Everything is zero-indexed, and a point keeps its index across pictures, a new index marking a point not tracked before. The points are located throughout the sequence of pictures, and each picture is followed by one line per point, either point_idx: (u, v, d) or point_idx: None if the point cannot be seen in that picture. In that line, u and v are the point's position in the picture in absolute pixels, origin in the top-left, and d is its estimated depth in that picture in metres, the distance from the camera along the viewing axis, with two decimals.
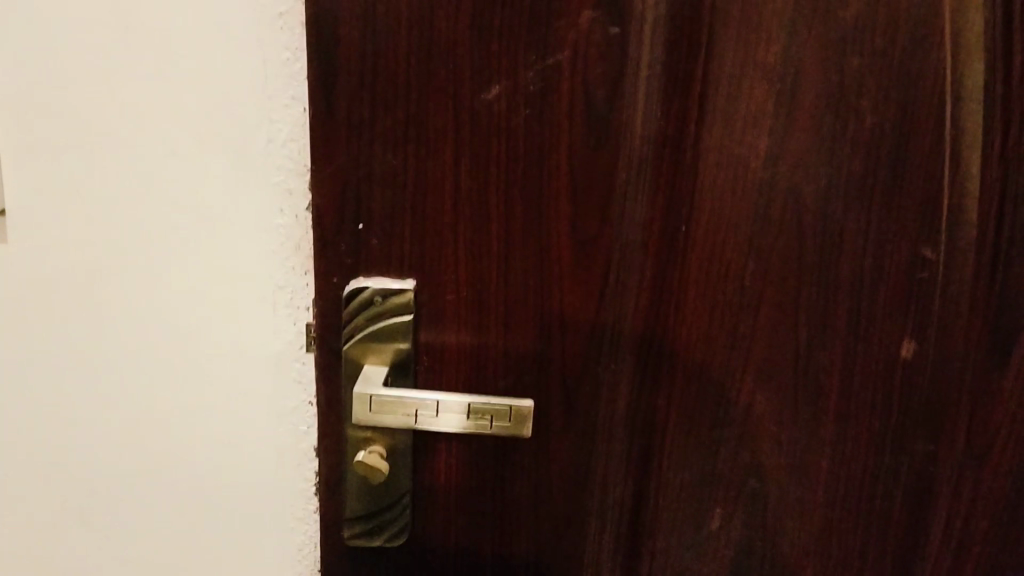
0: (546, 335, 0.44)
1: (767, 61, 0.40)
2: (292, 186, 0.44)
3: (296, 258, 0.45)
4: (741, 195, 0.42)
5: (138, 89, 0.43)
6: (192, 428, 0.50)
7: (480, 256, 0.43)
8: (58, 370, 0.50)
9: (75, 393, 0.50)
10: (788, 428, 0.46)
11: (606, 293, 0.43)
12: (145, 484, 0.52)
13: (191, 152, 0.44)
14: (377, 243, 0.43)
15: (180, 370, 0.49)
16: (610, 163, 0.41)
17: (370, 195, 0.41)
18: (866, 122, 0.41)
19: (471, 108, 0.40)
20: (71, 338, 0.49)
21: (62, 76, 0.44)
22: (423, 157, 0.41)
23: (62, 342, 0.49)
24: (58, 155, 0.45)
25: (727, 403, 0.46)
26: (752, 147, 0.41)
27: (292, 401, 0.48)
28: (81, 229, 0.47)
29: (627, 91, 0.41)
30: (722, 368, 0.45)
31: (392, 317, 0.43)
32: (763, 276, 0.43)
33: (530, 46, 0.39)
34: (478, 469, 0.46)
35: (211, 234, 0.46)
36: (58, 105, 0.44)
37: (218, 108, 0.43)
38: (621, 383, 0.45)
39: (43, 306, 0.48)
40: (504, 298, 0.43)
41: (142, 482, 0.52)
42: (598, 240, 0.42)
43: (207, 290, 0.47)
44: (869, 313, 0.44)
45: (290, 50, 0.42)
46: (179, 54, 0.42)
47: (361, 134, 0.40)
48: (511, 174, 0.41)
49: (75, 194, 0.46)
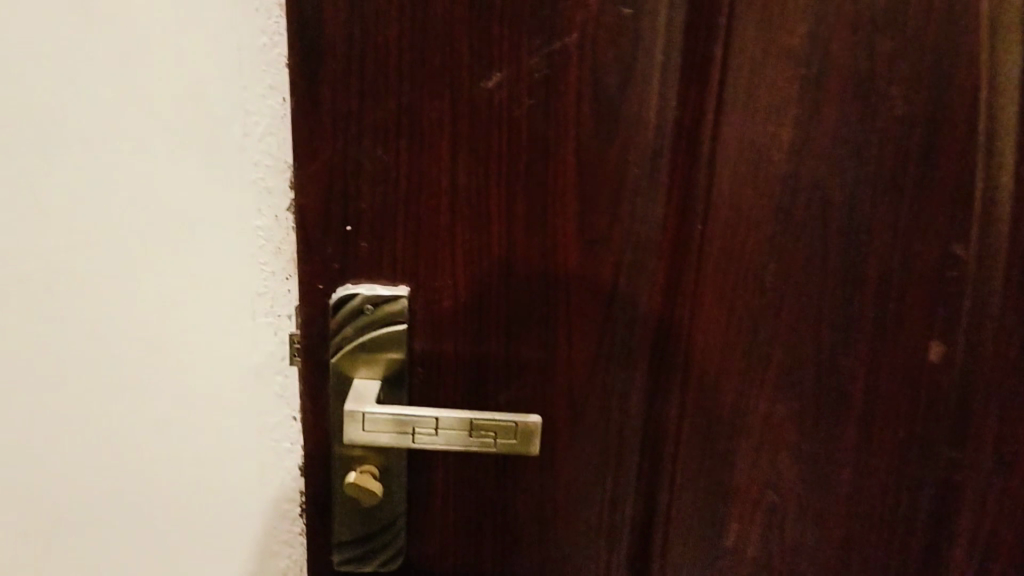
0: (550, 343, 0.41)
1: (791, 45, 0.37)
2: (270, 185, 0.40)
3: (277, 262, 0.42)
4: (762, 190, 0.39)
5: (95, 82, 0.39)
6: (166, 449, 0.46)
7: (479, 260, 0.39)
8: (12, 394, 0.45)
9: (33, 417, 0.46)
10: (809, 439, 0.43)
11: (615, 297, 0.40)
12: (114, 507, 0.47)
13: (158, 148, 0.40)
14: (368, 246, 0.39)
15: (151, 388, 0.45)
16: (620, 158, 0.38)
17: (358, 194, 0.38)
18: (896, 110, 0.38)
19: (469, 99, 0.36)
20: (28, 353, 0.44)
21: (13, 66, 0.39)
22: (416, 151, 0.37)
23: (17, 363, 0.45)
24: (11, 153, 0.41)
25: (746, 412, 0.43)
26: (774, 138, 0.38)
27: (275, 416, 0.45)
28: (37, 238, 0.42)
29: (640, 78, 0.37)
30: (741, 375, 0.42)
31: (385, 327, 0.40)
32: (786, 277, 0.40)
33: (534, 28, 0.36)
34: (477, 488, 0.43)
35: (183, 237, 0.42)
36: (10, 97, 0.40)
37: (188, 98, 0.39)
38: (632, 394, 0.42)
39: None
40: (504, 304, 0.40)
41: (111, 506, 0.47)
42: (607, 241, 0.39)
43: (179, 300, 0.43)
44: (896, 315, 0.41)
45: (267, 35, 0.38)
46: (141, 42, 0.38)
47: (348, 127, 0.37)
48: (513, 170, 0.38)
49: (29, 200, 0.42)
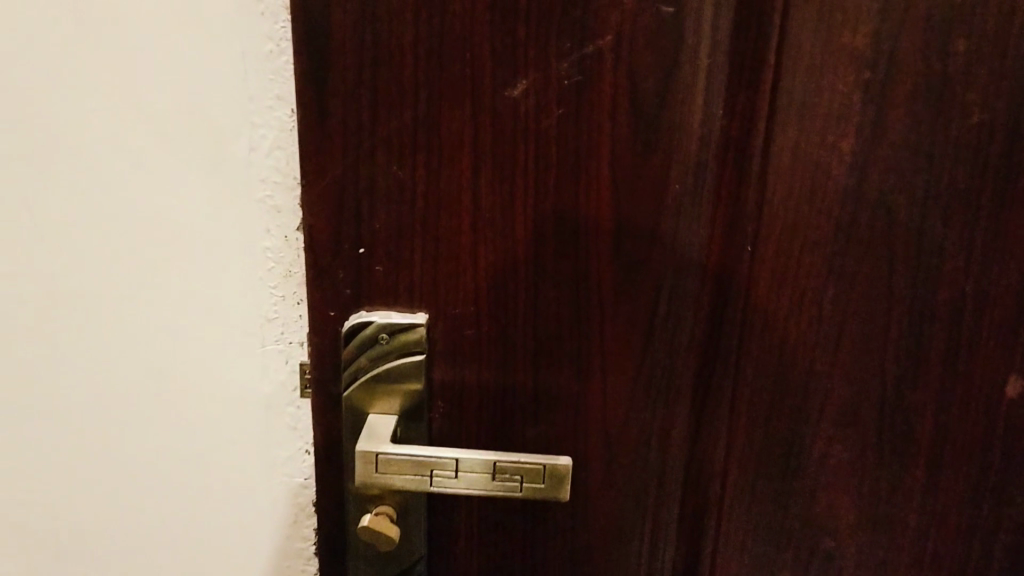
0: (583, 376, 0.37)
1: (854, 46, 0.33)
2: (278, 204, 0.37)
3: (286, 286, 0.39)
4: (820, 208, 0.35)
5: (96, 92, 0.36)
6: (172, 482, 0.43)
7: (504, 285, 0.36)
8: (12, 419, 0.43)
9: (36, 446, 0.43)
10: (870, 481, 0.39)
11: (655, 326, 0.37)
12: (120, 541, 0.45)
13: (159, 163, 0.37)
14: (382, 270, 0.35)
15: (158, 418, 0.42)
16: (660, 173, 0.34)
17: (371, 214, 0.34)
18: (971, 120, 0.34)
19: (493, 109, 0.33)
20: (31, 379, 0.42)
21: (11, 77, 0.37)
22: (434, 167, 0.34)
23: (20, 388, 0.42)
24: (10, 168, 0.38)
25: (801, 452, 0.39)
26: (834, 150, 0.34)
27: (287, 449, 0.42)
28: (39, 258, 0.40)
29: (682, 85, 0.33)
30: (795, 411, 0.38)
31: (401, 358, 0.37)
32: (846, 304, 0.36)
33: (565, 30, 0.32)
34: (503, 530, 0.39)
35: (187, 258, 0.39)
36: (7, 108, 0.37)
37: (190, 111, 0.36)
38: (673, 431, 0.38)
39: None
40: (532, 333, 0.36)
41: (116, 540, 0.45)
42: (646, 265, 0.36)
43: (185, 326, 0.40)
44: (968, 346, 0.37)
45: (274, 42, 0.35)
46: (143, 48, 0.35)
47: (359, 142, 0.33)
48: (541, 187, 0.34)
49: (27, 215, 0.39)
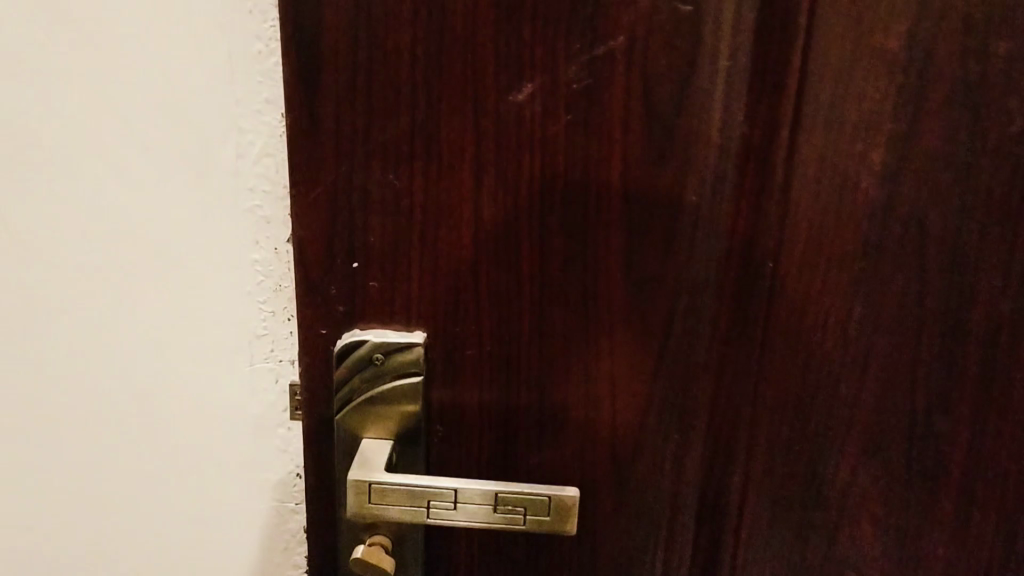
0: (591, 399, 0.35)
1: (886, 47, 0.30)
2: (268, 214, 0.35)
3: (276, 301, 0.36)
4: (847, 222, 0.33)
5: (75, 93, 0.34)
6: (159, 503, 0.41)
7: (508, 303, 0.33)
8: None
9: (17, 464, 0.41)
10: (898, 513, 0.37)
11: (669, 347, 0.34)
12: (106, 563, 0.43)
13: (142, 170, 0.35)
14: (377, 285, 0.33)
15: (142, 437, 0.40)
16: (676, 184, 0.32)
17: (365, 226, 0.32)
18: (1012, 127, 0.32)
19: (496, 114, 0.31)
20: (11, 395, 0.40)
21: None
22: (433, 176, 0.31)
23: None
24: None
25: (823, 481, 0.36)
26: (863, 159, 0.32)
27: (277, 472, 0.39)
28: (16, 268, 0.38)
29: (699, 88, 0.31)
30: (818, 437, 0.36)
31: (397, 380, 0.34)
32: (874, 324, 0.34)
33: (574, 29, 0.30)
34: (506, 561, 0.37)
35: (171, 270, 0.36)
36: None
37: (173, 115, 0.34)
38: (688, 458, 0.36)
39: None
40: (537, 354, 0.34)
41: (102, 561, 0.43)
42: (660, 282, 0.33)
43: (171, 342, 0.38)
44: (1004, 369, 0.35)
45: (263, 42, 0.32)
46: (124, 47, 0.33)
47: (353, 149, 0.31)
48: (548, 199, 0.32)
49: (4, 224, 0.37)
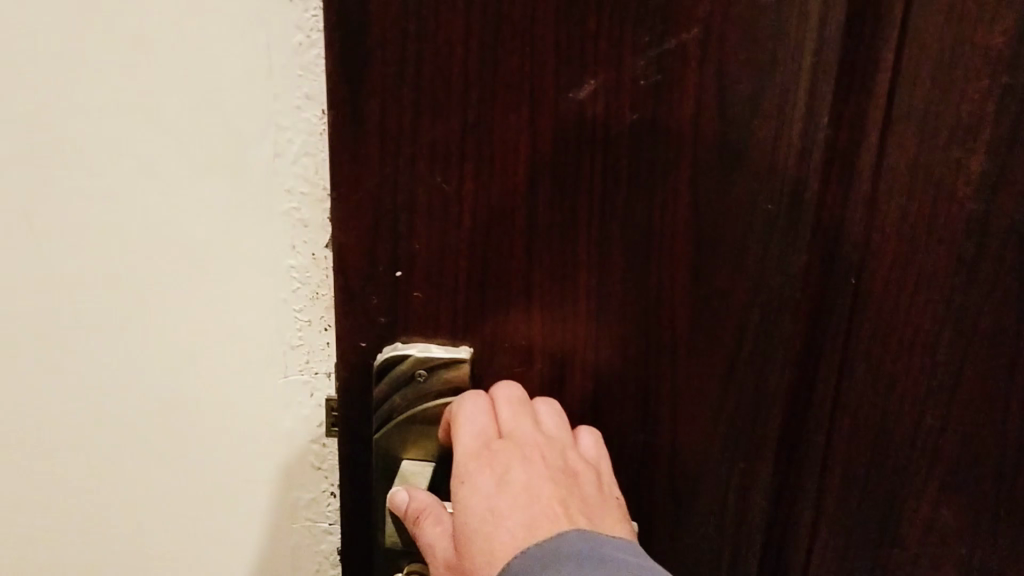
0: (650, 422, 0.32)
1: (990, 44, 0.28)
2: (306, 217, 0.32)
3: (313, 309, 0.34)
4: (941, 238, 0.31)
5: (105, 88, 0.32)
6: (190, 515, 0.39)
7: (562, 318, 0.30)
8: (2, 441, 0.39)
9: (49, 473, 0.39)
10: (981, 540, 0.35)
11: (736, 370, 0.31)
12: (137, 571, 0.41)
13: (176, 169, 0.33)
14: (420, 296, 0.30)
15: (172, 449, 0.38)
16: (752, 194, 0.29)
17: (411, 233, 0.29)
18: None
19: (556, 114, 0.28)
20: (44, 402, 0.38)
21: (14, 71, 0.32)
22: (484, 180, 0.29)
23: (31, 410, 0.38)
24: (14, 173, 0.34)
25: (903, 512, 0.34)
26: (960, 168, 0.30)
27: (309, 492, 0.37)
28: (47, 272, 0.35)
29: (780, 87, 0.28)
30: (901, 468, 0.34)
31: (441, 397, 0.32)
32: (964, 345, 0.32)
33: (644, 20, 0.27)
34: None
35: (205, 275, 0.34)
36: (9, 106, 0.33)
37: (211, 111, 0.31)
38: (755, 487, 0.34)
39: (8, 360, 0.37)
40: (592, 373, 0.31)
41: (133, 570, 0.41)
42: (730, 300, 0.30)
43: (204, 350, 0.36)
44: None
45: (304, 31, 0.30)
46: (157, 37, 0.31)
47: (399, 149, 0.28)
48: (610, 207, 0.29)
49: (35, 225, 0.35)
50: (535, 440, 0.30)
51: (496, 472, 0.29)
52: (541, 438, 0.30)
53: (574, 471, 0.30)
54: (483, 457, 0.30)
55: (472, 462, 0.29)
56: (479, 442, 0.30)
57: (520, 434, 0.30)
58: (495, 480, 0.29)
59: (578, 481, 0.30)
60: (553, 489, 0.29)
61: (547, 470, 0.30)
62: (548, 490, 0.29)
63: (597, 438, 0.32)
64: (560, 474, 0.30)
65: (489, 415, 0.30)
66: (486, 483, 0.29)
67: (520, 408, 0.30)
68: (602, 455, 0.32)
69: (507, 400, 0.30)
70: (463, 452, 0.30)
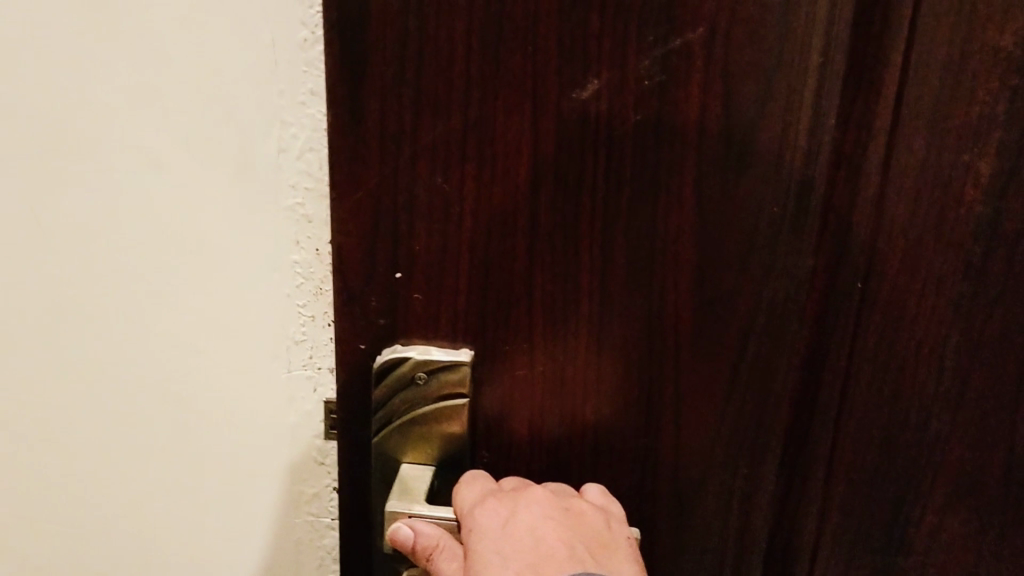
0: (652, 427, 0.32)
1: (1000, 47, 0.28)
2: (310, 213, 0.32)
3: (316, 305, 0.33)
4: (949, 241, 0.30)
5: (110, 82, 0.31)
6: (196, 511, 0.39)
7: (564, 320, 0.30)
8: (4, 434, 0.39)
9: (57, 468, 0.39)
10: (987, 547, 0.35)
11: (739, 374, 0.31)
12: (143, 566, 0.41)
13: (182, 164, 0.32)
14: (421, 298, 0.30)
15: (177, 444, 0.37)
16: (757, 196, 0.29)
17: (411, 233, 0.29)
18: None
19: (558, 114, 0.27)
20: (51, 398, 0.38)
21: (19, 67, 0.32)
22: (485, 181, 0.28)
23: (38, 407, 0.38)
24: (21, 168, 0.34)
25: (907, 517, 0.34)
26: (969, 172, 0.29)
27: (312, 486, 0.37)
28: (55, 268, 0.35)
29: (786, 88, 0.27)
30: (905, 473, 0.33)
31: (441, 401, 0.31)
32: (970, 351, 0.32)
33: (649, 21, 0.26)
34: None
35: (211, 270, 0.34)
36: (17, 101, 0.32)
37: (216, 105, 0.31)
38: (758, 491, 0.33)
39: (16, 357, 0.37)
40: (594, 377, 0.31)
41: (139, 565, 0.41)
42: (733, 304, 0.30)
43: (209, 345, 0.35)
44: None
45: (308, 27, 0.29)
46: (163, 32, 0.30)
47: (399, 148, 0.28)
48: (613, 208, 0.28)
49: (43, 221, 0.34)
50: (538, 493, 0.31)
51: (500, 513, 0.30)
52: (544, 489, 0.31)
53: (578, 509, 0.30)
54: (488, 502, 0.30)
55: (478, 506, 0.30)
56: (482, 493, 0.31)
57: (522, 488, 0.31)
58: (501, 521, 0.30)
59: (582, 518, 0.30)
60: (555, 530, 0.30)
61: (549, 510, 0.30)
62: (551, 531, 0.30)
63: (605, 492, 0.32)
64: (563, 513, 0.30)
65: (493, 481, 0.32)
66: (492, 525, 0.30)
67: (523, 483, 0.32)
68: (611, 502, 0.32)
69: (510, 482, 0.32)
70: (467, 500, 0.31)
